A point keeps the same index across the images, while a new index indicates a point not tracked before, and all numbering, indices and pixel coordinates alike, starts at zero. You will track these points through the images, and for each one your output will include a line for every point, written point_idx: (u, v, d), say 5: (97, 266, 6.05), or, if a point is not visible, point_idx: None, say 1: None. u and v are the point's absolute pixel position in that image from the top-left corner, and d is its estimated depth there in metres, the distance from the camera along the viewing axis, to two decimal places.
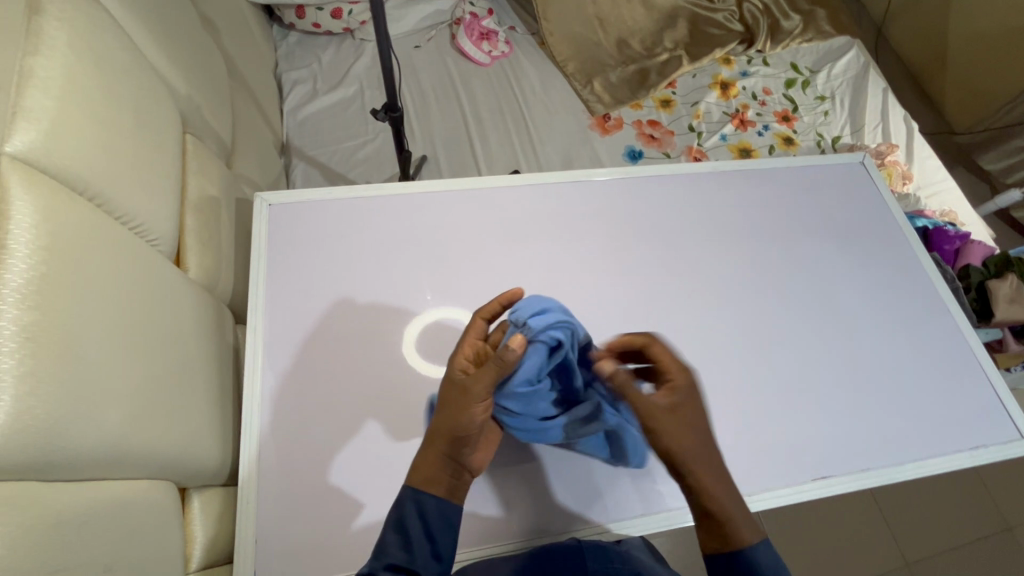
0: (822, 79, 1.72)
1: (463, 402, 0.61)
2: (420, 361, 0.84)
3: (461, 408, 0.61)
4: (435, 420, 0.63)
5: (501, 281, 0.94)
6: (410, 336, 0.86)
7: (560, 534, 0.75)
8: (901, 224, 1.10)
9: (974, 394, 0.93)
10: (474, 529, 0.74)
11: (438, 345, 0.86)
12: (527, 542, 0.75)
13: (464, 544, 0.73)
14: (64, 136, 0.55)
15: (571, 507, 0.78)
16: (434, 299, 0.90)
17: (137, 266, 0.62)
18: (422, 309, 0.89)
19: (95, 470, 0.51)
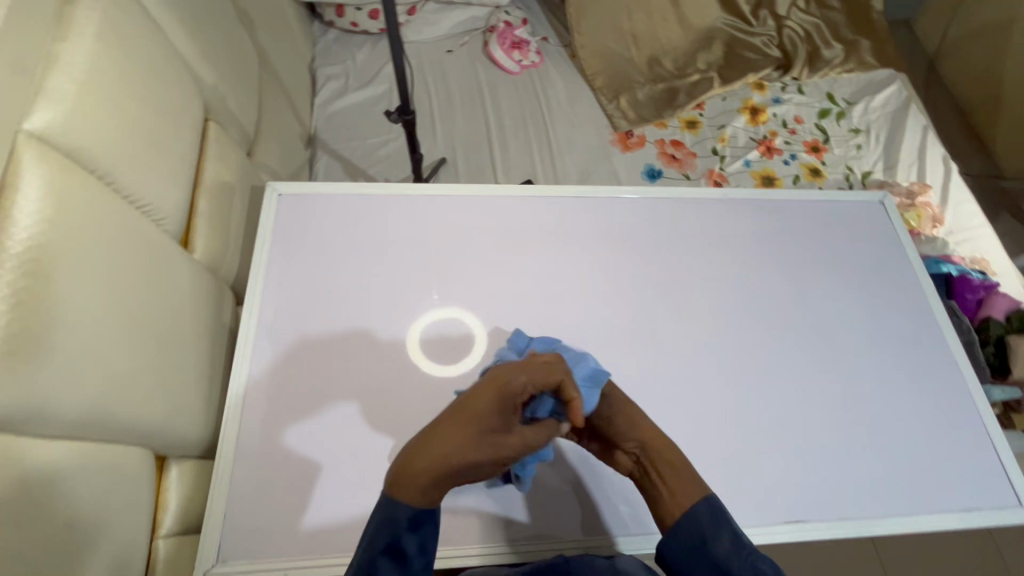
0: (859, 111, 1.67)
1: (490, 440, 0.57)
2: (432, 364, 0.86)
3: (473, 433, 0.56)
4: (432, 439, 0.57)
5: (493, 289, 0.95)
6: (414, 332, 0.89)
7: (554, 544, 0.76)
8: (918, 269, 1.05)
9: (974, 453, 0.88)
10: (464, 530, 0.75)
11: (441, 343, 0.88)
12: (521, 547, 0.75)
13: (460, 542, 0.75)
14: (83, 116, 0.60)
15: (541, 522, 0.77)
16: (441, 299, 0.93)
17: (141, 243, 0.66)
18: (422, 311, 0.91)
19: (69, 431, 0.54)
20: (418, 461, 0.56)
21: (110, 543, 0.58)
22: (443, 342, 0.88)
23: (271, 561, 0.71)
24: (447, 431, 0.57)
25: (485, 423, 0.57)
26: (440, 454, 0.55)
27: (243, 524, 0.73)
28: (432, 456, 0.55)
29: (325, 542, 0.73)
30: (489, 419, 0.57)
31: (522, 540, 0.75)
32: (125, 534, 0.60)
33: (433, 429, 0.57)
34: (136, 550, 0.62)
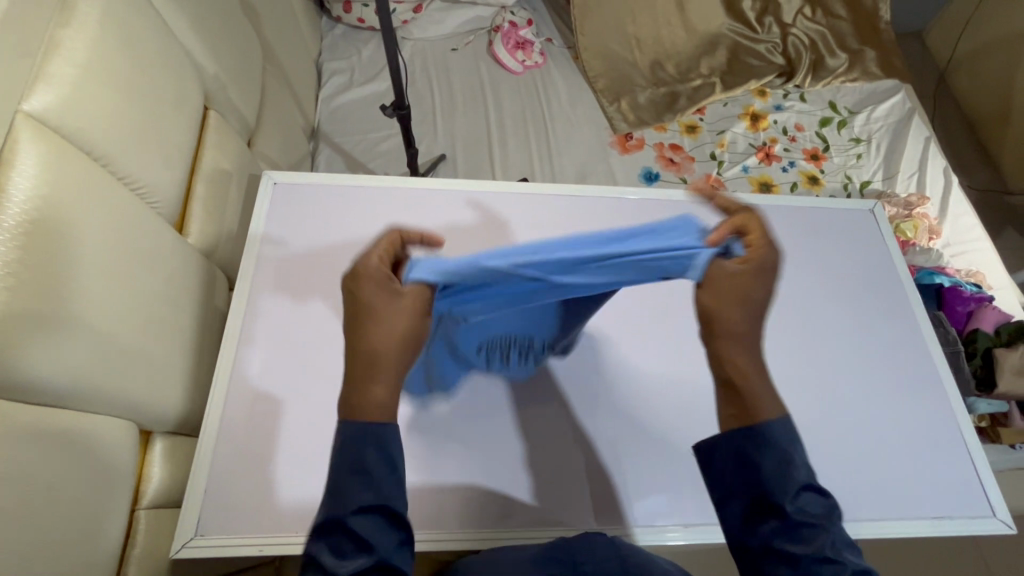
0: (861, 120, 1.67)
1: (397, 311, 0.56)
2: None
3: (378, 326, 0.55)
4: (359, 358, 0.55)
5: None
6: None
7: (549, 530, 0.80)
8: (905, 278, 1.05)
9: (952, 463, 0.88)
10: (459, 513, 0.80)
11: None
12: (517, 532, 0.79)
13: (457, 524, 0.79)
14: (81, 100, 0.62)
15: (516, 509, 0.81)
16: None
17: (133, 223, 0.69)
18: None
19: (55, 399, 0.57)
20: (356, 373, 0.55)
21: (92, 509, 0.60)
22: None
23: (249, 537, 0.74)
24: (363, 333, 0.55)
25: (380, 302, 0.56)
26: (369, 348, 0.55)
27: (224, 500, 0.75)
28: (375, 365, 0.55)
29: (302, 521, 0.75)
30: (387, 299, 0.56)
31: (522, 525, 0.80)
32: (107, 501, 0.63)
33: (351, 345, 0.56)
34: (118, 519, 0.65)
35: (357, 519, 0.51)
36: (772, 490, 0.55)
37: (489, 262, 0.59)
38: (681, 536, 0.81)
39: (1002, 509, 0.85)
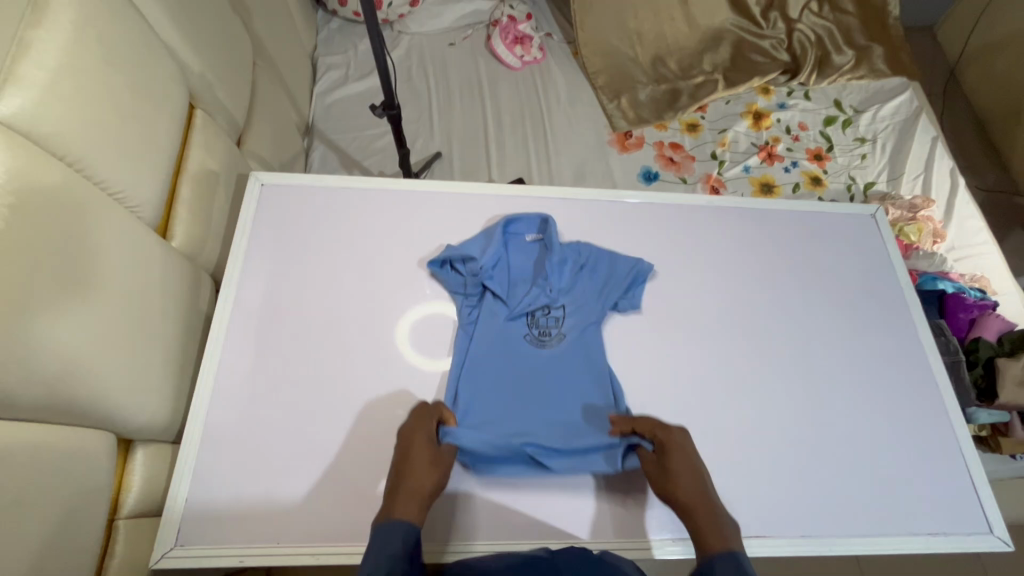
0: (866, 120, 1.63)
1: (435, 466, 0.72)
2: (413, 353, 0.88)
3: (423, 454, 0.73)
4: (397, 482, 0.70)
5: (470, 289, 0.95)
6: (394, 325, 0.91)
7: (538, 543, 0.77)
8: (905, 286, 1.03)
9: (948, 477, 0.87)
10: (444, 525, 0.77)
11: (429, 337, 0.90)
12: (506, 544, 0.76)
13: (442, 537, 0.77)
14: (52, 103, 0.60)
15: (500, 520, 0.78)
16: (433, 293, 0.94)
17: (109, 230, 0.67)
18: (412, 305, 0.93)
19: (28, 412, 0.56)
20: (398, 503, 0.67)
21: (67, 524, 0.59)
22: (427, 339, 0.90)
23: (230, 548, 0.73)
24: (411, 477, 0.70)
25: (425, 459, 0.72)
26: (415, 490, 0.68)
27: (205, 510, 0.74)
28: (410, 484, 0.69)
29: (285, 531, 0.75)
30: (429, 452, 0.74)
31: (513, 535, 0.77)
32: (83, 516, 0.62)
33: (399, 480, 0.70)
34: (95, 531, 0.64)
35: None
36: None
37: (503, 448, 0.79)
38: (676, 548, 0.78)
39: (1000, 526, 0.83)
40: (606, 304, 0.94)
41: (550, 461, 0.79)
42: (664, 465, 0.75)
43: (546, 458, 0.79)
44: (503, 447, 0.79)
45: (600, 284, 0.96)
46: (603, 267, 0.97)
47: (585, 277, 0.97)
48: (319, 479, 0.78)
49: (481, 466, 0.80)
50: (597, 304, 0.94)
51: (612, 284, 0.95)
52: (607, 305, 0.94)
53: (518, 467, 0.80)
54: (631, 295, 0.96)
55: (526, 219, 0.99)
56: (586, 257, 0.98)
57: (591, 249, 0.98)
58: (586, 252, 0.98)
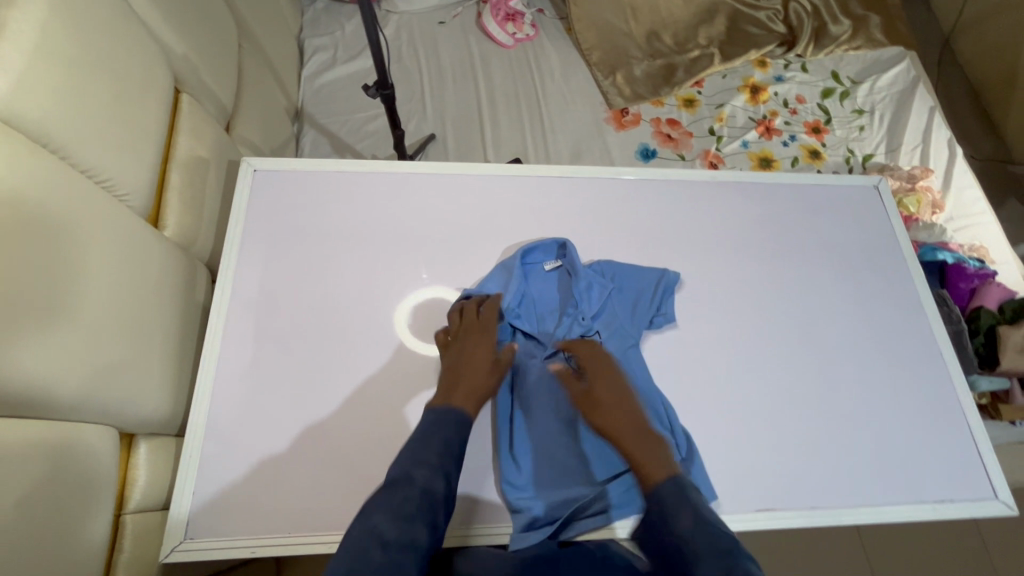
0: (864, 91, 1.62)
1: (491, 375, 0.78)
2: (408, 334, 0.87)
3: (482, 359, 0.79)
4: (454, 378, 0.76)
5: (472, 273, 0.94)
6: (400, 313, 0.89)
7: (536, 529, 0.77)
8: (909, 256, 1.03)
9: (952, 445, 0.87)
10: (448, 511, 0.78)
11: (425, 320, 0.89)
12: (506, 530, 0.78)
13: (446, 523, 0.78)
14: (32, 87, 0.58)
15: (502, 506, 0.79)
16: (430, 279, 0.92)
17: (99, 220, 0.65)
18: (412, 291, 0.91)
19: (25, 409, 0.54)
20: (458, 392, 0.73)
21: (71, 521, 0.58)
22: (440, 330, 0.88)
23: (240, 540, 0.72)
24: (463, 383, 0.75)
25: (481, 369, 0.78)
26: (474, 386, 0.75)
27: (213, 502, 0.74)
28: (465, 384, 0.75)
29: (294, 521, 0.74)
30: (485, 363, 0.79)
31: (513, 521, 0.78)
32: (89, 512, 0.61)
33: (453, 384, 0.75)
34: (102, 527, 0.63)
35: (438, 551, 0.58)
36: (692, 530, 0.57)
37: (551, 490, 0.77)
38: None
39: (1005, 491, 0.84)
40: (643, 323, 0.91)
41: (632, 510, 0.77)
42: (591, 396, 0.75)
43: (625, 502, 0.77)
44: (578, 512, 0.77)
45: (631, 304, 0.92)
46: (631, 288, 0.93)
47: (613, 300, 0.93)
48: (326, 467, 0.77)
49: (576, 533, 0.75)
50: (634, 327, 0.91)
51: (642, 303, 0.92)
52: (644, 325, 0.91)
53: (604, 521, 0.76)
54: (664, 315, 0.92)
55: (543, 246, 0.94)
56: (610, 275, 0.94)
57: (615, 269, 0.95)
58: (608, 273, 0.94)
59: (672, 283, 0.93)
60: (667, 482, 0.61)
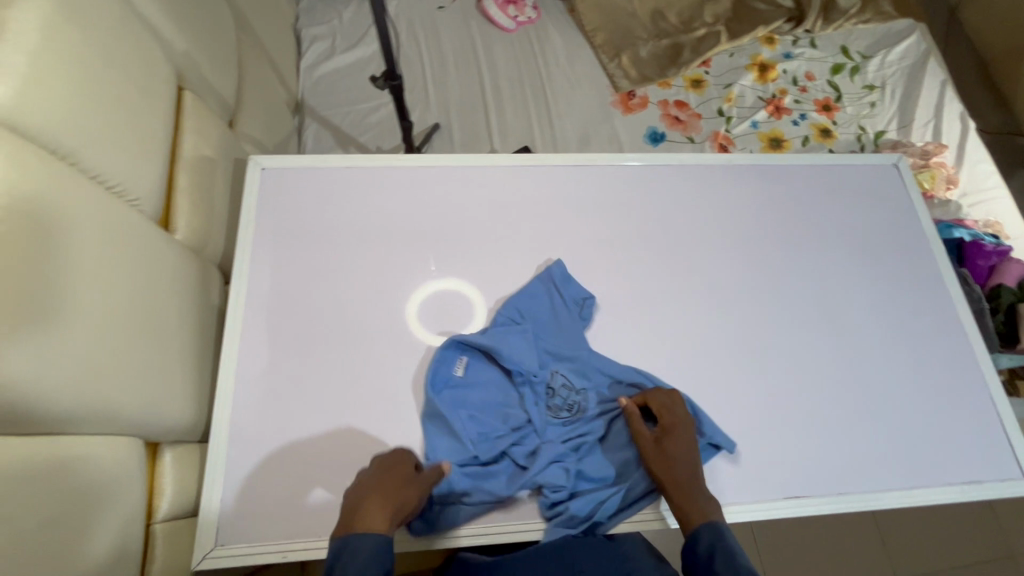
0: (874, 66, 1.58)
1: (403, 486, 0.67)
2: (419, 328, 0.86)
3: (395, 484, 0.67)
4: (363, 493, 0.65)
5: (490, 267, 0.92)
6: (410, 315, 0.87)
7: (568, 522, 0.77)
8: (931, 235, 1.02)
9: (977, 425, 0.87)
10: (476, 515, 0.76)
11: (436, 314, 0.88)
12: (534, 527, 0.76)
13: (474, 524, 0.76)
14: (36, 91, 0.55)
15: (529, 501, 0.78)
16: (438, 270, 0.91)
17: (111, 227, 0.63)
18: (421, 283, 0.90)
19: (50, 424, 0.53)
20: (362, 520, 0.62)
21: (103, 535, 0.58)
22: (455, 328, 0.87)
23: (271, 544, 0.72)
24: (368, 506, 0.63)
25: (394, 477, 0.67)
26: (391, 495, 0.65)
27: (241, 507, 0.73)
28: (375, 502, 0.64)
29: (323, 523, 0.74)
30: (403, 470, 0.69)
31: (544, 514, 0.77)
32: (119, 525, 0.60)
33: (355, 512, 0.63)
34: (134, 539, 0.62)
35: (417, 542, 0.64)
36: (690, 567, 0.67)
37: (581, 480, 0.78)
38: None
39: None
40: (579, 323, 0.88)
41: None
42: (662, 447, 0.76)
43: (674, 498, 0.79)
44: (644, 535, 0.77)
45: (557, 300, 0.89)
46: (542, 312, 0.88)
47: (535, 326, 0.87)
48: (352, 469, 0.77)
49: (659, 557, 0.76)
50: (574, 335, 0.87)
51: (563, 312, 0.88)
52: (578, 321, 0.88)
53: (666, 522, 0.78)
54: (586, 307, 0.89)
55: (442, 356, 0.82)
56: (520, 315, 0.87)
57: (521, 297, 0.88)
58: (521, 310, 0.87)
59: (563, 272, 0.91)
60: (705, 526, 0.68)
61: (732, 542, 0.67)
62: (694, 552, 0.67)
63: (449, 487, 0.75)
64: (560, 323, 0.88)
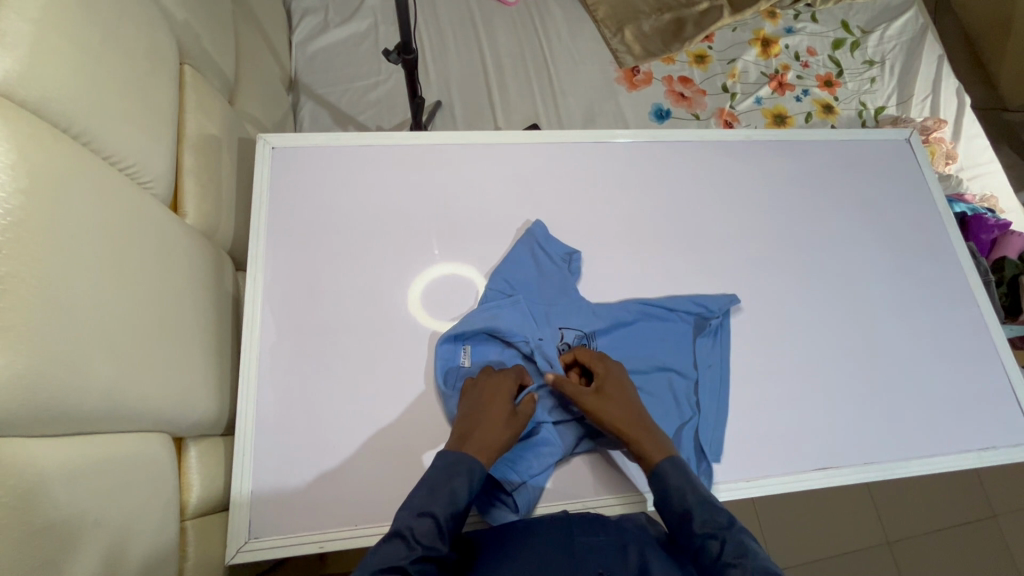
0: (874, 41, 1.58)
1: (513, 423, 0.70)
2: (423, 314, 0.84)
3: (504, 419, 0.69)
4: (470, 427, 0.68)
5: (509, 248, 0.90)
6: (413, 298, 0.84)
7: (596, 503, 0.77)
8: (942, 208, 1.04)
9: (981, 395, 0.91)
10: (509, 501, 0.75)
11: (444, 299, 0.85)
12: (562, 507, 0.76)
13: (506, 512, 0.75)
14: (42, 64, 0.52)
15: (556, 486, 0.77)
16: (442, 254, 0.88)
17: (129, 211, 0.60)
18: (423, 267, 0.87)
19: (87, 424, 0.51)
20: (473, 444, 0.66)
21: (142, 533, 0.55)
22: (463, 303, 0.85)
23: (305, 535, 0.71)
24: (488, 427, 0.68)
25: (503, 415, 0.70)
26: (494, 439, 0.67)
27: (272, 496, 0.72)
28: (487, 435, 0.67)
29: (358, 513, 0.73)
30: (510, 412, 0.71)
31: (571, 496, 0.77)
32: (157, 521, 0.58)
33: (472, 433, 0.67)
34: (171, 536, 0.61)
35: (419, 567, 0.56)
36: (675, 531, 0.63)
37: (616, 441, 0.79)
38: (727, 492, 0.80)
39: None
40: (568, 275, 0.88)
41: (714, 397, 0.84)
42: (601, 394, 0.74)
43: (708, 395, 0.84)
44: (694, 436, 0.81)
45: (538, 265, 0.88)
46: (530, 279, 0.87)
47: (528, 294, 0.86)
48: (383, 456, 0.75)
49: (712, 453, 0.81)
50: (565, 287, 0.87)
51: (550, 267, 0.88)
52: (566, 278, 0.88)
53: (709, 419, 0.82)
54: (573, 261, 0.89)
55: (443, 351, 0.80)
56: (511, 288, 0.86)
57: (507, 267, 0.86)
58: (509, 281, 0.86)
59: (543, 231, 0.89)
60: (667, 461, 0.67)
61: (692, 477, 0.66)
62: (673, 514, 0.64)
63: (511, 470, 0.73)
64: (549, 281, 0.87)
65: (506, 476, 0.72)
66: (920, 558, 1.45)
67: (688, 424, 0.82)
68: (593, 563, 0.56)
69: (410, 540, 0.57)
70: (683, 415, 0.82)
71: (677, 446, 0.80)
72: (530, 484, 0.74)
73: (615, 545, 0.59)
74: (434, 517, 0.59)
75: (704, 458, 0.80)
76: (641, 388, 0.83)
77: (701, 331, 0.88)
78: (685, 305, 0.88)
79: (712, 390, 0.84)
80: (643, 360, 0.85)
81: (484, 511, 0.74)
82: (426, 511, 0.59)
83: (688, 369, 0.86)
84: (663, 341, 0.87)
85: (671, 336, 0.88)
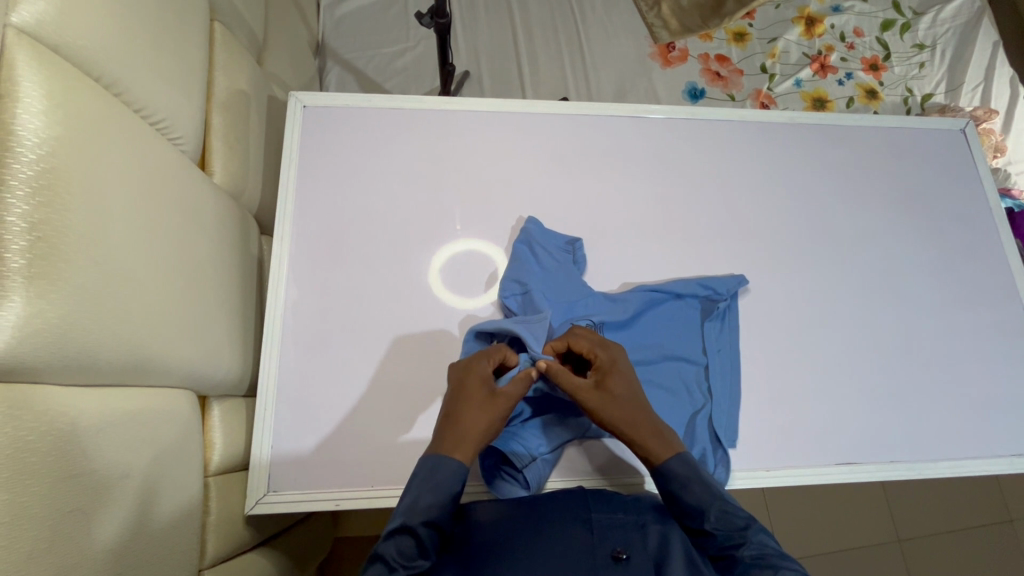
0: (926, 23, 1.50)
1: (492, 410, 0.61)
2: (443, 289, 0.82)
3: (481, 407, 0.60)
4: (449, 420, 0.60)
5: (512, 236, 0.87)
6: (434, 278, 0.83)
7: (598, 482, 0.77)
8: (992, 202, 1.00)
9: (1018, 396, 0.88)
10: None
11: (462, 275, 0.84)
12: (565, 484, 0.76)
13: None
14: (73, 10, 0.50)
15: (567, 463, 0.78)
16: (463, 229, 0.86)
17: (160, 167, 0.59)
18: (444, 241, 0.85)
19: (116, 378, 0.51)
20: (450, 441, 0.58)
21: (166, 488, 0.56)
22: (478, 276, 0.84)
23: (323, 495, 0.72)
24: (465, 417, 0.60)
25: (480, 399, 0.61)
26: (471, 433, 0.59)
27: (292, 458, 0.73)
28: (464, 432, 0.59)
29: (375, 475, 0.73)
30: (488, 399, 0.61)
31: (574, 475, 0.77)
32: (181, 476, 0.59)
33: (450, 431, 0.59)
34: (194, 493, 0.61)
35: None
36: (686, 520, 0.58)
37: None
38: (743, 480, 0.78)
39: None
40: (573, 266, 0.85)
41: (725, 383, 0.82)
42: (604, 389, 0.65)
43: (720, 382, 0.82)
44: (709, 423, 0.79)
45: (538, 253, 0.84)
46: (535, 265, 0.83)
47: (538, 279, 0.82)
48: (403, 424, 0.75)
49: (727, 439, 0.79)
50: (571, 277, 0.84)
51: (553, 257, 0.84)
52: (569, 266, 0.85)
53: (723, 405, 0.80)
54: (577, 250, 0.86)
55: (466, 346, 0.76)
56: (519, 272, 0.82)
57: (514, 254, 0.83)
58: (514, 266, 0.83)
59: (539, 227, 0.85)
60: (677, 459, 0.61)
61: (702, 472, 0.61)
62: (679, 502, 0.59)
63: (522, 446, 0.73)
64: (553, 267, 0.84)
65: (516, 450, 0.71)
66: (929, 556, 1.43)
67: (701, 411, 0.80)
68: (612, 543, 0.55)
69: (391, 563, 0.50)
70: (695, 402, 0.81)
71: (693, 435, 0.78)
72: (541, 460, 0.73)
73: (635, 525, 0.57)
74: (412, 533, 0.52)
75: (719, 446, 0.78)
76: (653, 376, 0.81)
77: (708, 315, 0.85)
78: (691, 289, 0.85)
79: (723, 377, 0.82)
80: (659, 347, 0.83)
81: (494, 486, 0.72)
82: (400, 527, 0.53)
83: (697, 355, 0.83)
84: (671, 328, 0.85)
85: (680, 325, 0.85)
